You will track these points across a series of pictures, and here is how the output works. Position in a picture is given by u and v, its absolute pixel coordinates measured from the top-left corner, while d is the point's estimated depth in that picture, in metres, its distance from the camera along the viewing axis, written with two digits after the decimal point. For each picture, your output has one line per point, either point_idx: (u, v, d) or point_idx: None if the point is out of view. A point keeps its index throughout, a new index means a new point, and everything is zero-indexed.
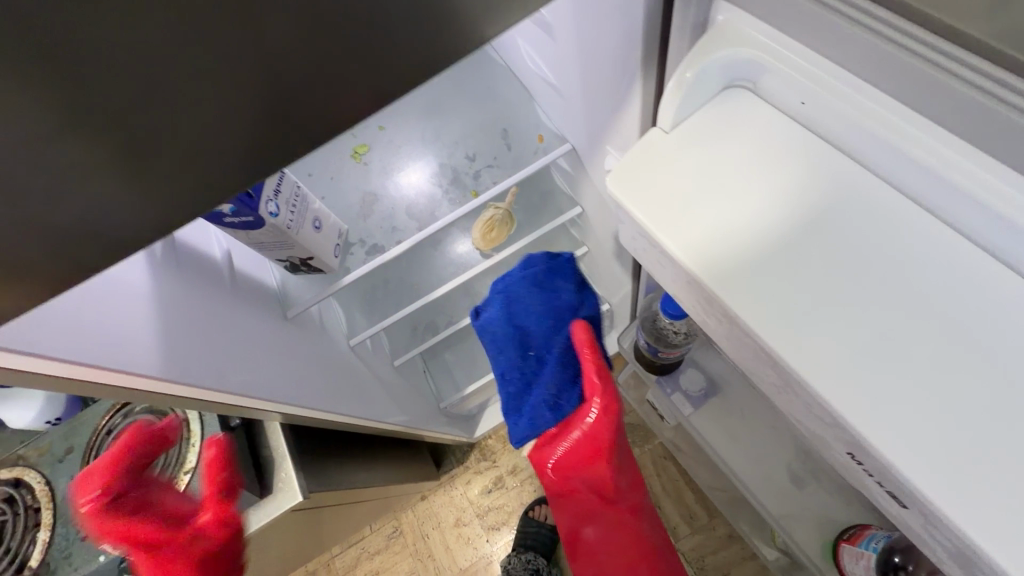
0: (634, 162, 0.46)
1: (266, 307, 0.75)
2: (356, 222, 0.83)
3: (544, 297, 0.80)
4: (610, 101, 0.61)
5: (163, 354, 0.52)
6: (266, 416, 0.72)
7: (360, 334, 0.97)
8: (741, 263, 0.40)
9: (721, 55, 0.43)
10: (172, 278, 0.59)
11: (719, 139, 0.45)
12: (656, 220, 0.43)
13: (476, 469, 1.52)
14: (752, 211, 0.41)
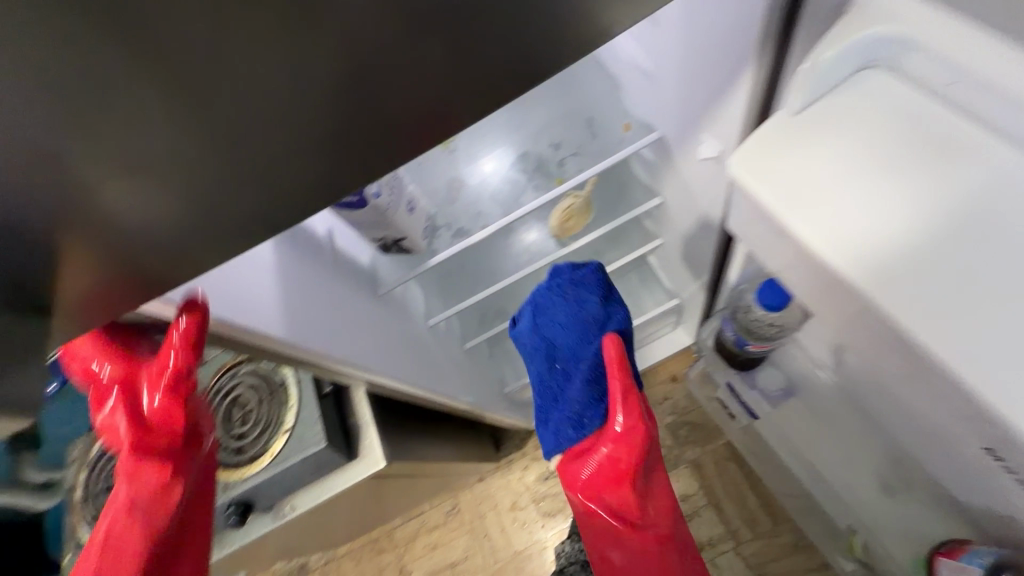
0: (765, 144, 0.48)
1: (360, 283, 0.80)
2: (443, 206, 0.87)
3: (571, 309, 0.79)
4: (712, 88, 0.60)
5: (293, 318, 0.59)
6: (355, 382, 0.78)
7: (437, 315, 1.02)
8: (852, 250, 0.43)
9: (865, 34, 0.45)
10: (294, 250, 0.65)
11: (851, 124, 0.46)
12: (787, 200, 0.45)
13: (534, 455, 1.54)
14: (868, 201, 0.44)
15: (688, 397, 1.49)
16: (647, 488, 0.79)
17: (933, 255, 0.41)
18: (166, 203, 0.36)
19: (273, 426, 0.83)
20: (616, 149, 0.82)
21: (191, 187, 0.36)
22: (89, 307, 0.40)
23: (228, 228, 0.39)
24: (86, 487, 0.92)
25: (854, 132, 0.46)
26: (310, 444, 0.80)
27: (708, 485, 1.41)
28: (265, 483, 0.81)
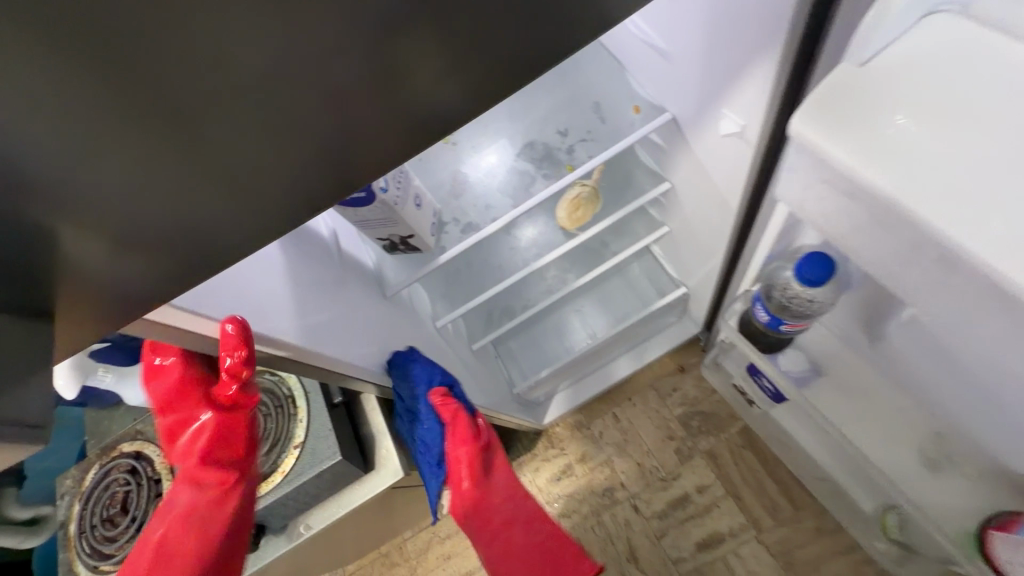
0: (836, 96, 0.33)
1: (367, 286, 0.77)
2: (448, 202, 0.83)
3: (429, 432, 0.80)
4: (740, 59, 0.57)
5: (303, 326, 0.59)
6: (363, 388, 0.75)
7: (444, 317, 0.99)
8: (977, 220, 0.30)
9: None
10: (303, 271, 0.62)
11: (930, 66, 0.34)
12: (874, 163, 0.32)
13: (545, 457, 1.51)
14: (955, 145, 0.31)
15: (697, 387, 1.47)
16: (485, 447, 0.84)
17: None
18: (135, 187, 0.32)
19: (283, 441, 0.79)
20: (627, 133, 0.79)
21: (162, 164, 0.31)
22: (74, 299, 0.35)
23: (182, 197, 0.33)
24: (80, 522, 0.85)
25: (935, 71, 0.33)
26: (324, 459, 0.75)
27: (723, 474, 1.38)
28: (277, 504, 0.76)
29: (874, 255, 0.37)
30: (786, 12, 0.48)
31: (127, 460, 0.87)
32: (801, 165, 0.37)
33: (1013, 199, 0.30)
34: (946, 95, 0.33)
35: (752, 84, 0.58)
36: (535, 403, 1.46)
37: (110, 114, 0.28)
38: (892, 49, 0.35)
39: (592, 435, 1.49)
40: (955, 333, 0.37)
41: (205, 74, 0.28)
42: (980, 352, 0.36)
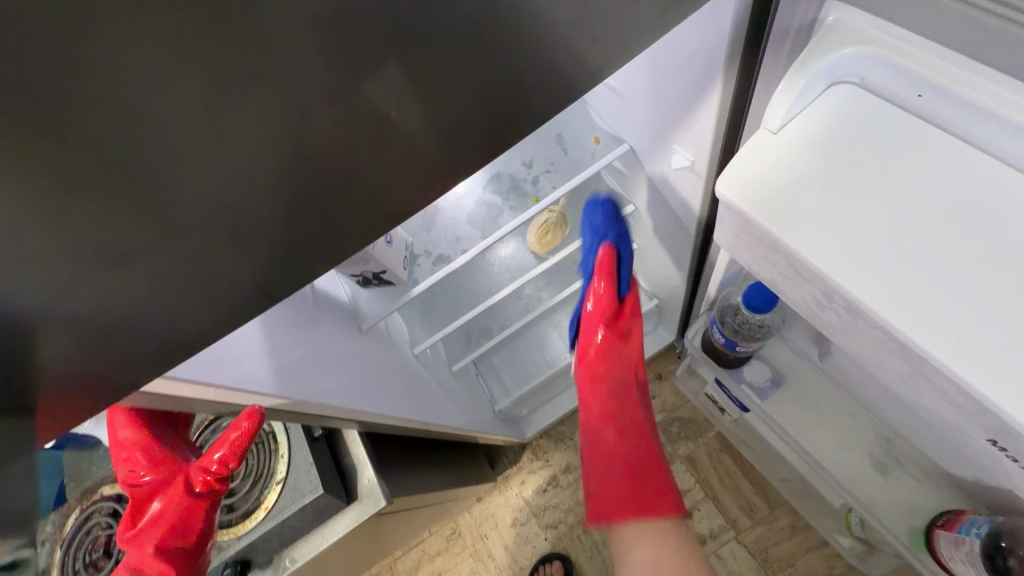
0: (746, 169, 0.43)
1: (344, 322, 0.79)
2: (420, 234, 0.86)
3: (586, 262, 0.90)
4: (682, 104, 0.61)
5: (280, 372, 0.61)
6: (345, 424, 0.77)
7: (422, 343, 1.03)
8: (863, 268, 0.37)
9: (830, 56, 0.43)
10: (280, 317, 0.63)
11: (827, 134, 0.43)
12: (779, 222, 0.40)
13: (531, 469, 1.55)
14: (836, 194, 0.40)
15: (675, 393, 1.51)
16: (627, 334, 0.91)
17: (935, 254, 0.37)
18: (132, 283, 0.36)
19: (267, 476, 0.81)
20: (588, 164, 0.83)
21: (158, 262, 0.36)
22: (63, 383, 0.38)
23: (174, 284, 0.38)
24: (63, 568, 0.85)
25: (832, 134, 0.43)
26: (306, 493, 0.77)
27: (702, 478, 1.42)
28: (262, 540, 0.77)
29: (798, 297, 0.43)
30: (718, 65, 0.52)
31: (108, 503, 0.87)
32: (727, 217, 0.45)
33: (874, 242, 0.38)
34: (834, 154, 0.42)
35: (696, 125, 0.61)
36: (518, 418, 1.49)
37: (113, 223, 0.32)
38: (796, 120, 0.44)
39: (575, 446, 1.53)
40: (865, 359, 0.42)
41: (191, 170, 0.33)
42: (886, 376, 0.41)
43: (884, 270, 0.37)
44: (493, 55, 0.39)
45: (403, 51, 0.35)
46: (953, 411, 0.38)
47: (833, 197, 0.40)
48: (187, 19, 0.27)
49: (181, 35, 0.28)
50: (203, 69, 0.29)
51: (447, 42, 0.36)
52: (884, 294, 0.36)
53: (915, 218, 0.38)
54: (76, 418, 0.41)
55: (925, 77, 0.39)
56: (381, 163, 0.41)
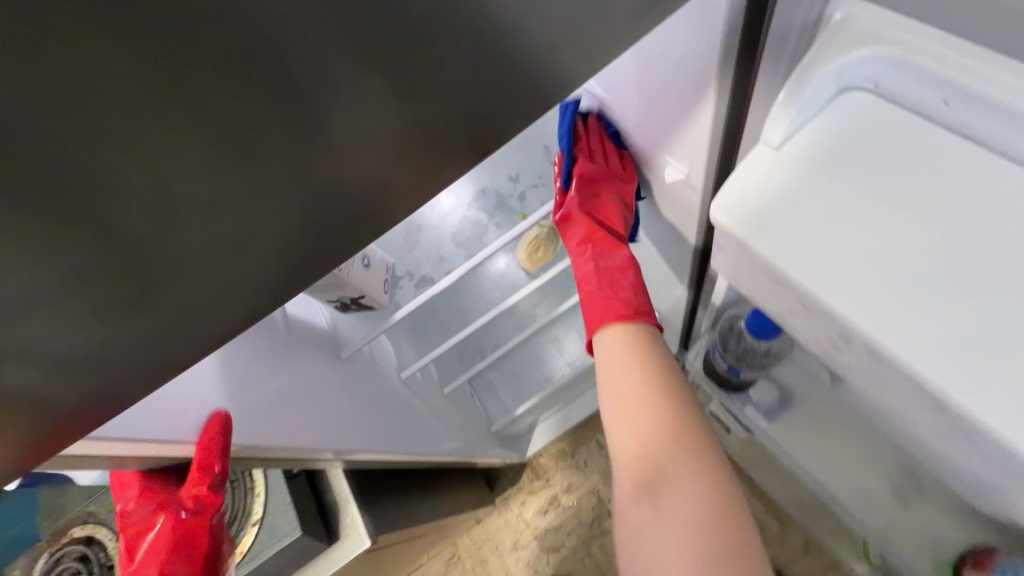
0: (746, 193, 0.39)
1: (322, 350, 0.75)
2: (402, 254, 0.81)
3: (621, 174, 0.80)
4: (673, 114, 0.55)
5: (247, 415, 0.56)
6: (326, 461, 0.72)
7: (410, 367, 0.98)
8: (884, 308, 0.33)
9: (844, 57, 0.38)
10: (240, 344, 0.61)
11: (838, 150, 0.38)
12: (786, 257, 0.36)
13: (531, 489, 1.49)
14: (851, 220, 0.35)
15: None
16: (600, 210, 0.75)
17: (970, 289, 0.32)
18: (91, 310, 0.36)
19: (242, 517, 0.75)
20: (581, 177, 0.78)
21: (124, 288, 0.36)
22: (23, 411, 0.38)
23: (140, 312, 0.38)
24: None
25: (844, 148, 0.38)
26: (284, 536, 0.71)
27: None
28: None
29: (809, 336, 0.39)
30: (711, 72, 0.47)
31: (77, 546, 0.83)
32: (725, 246, 0.40)
33: (896, 273, 0.34)
34: (848, 170, 0.37)
35: (689, 136, 0.56)
36: (516, 436, 1.44)
37: (69, 250, 0.32)
38: (802, 133, 0.40)
39: (577, 464, 1.48)
40: (890, 403, 0.37)
41: (154, 199, 0.32)
42: (911, 422, 0.37)
43: (910, 306, 0.33)
44: (469, 72, 0.36)
45: (372, 70, 0.33)
46: (999, 470, 0.33)
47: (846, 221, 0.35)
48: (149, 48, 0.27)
49: (139, 65, 0.27)
50: (156, 94, 0.28)
51: (413, 54, 0.33)
52: (910, 335, 0.32)
53: (944, 249, 0.34)
54: (66, 443, 0.42)
55: (954, 77, 0.34)
56: (357, 184, 0.39)
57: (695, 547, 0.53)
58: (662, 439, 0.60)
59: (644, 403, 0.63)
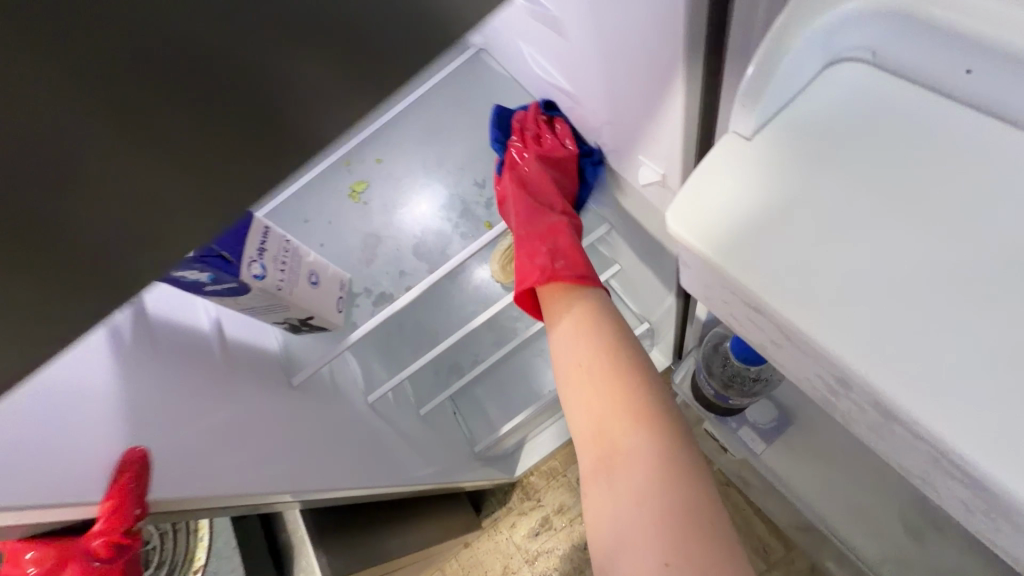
0: (709, 198, 0.34)
1: (269, 376, 0.68)
2: (359, 269, 0.75)
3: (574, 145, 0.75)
4: (640, 107, 0.49)
5: (176, 461, 0.48)
6: (284, 505, 0.65)
7: (378, 389, 0.91)
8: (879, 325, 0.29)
9: (825, 19, 0.32)
10: (127, 347, 0.49)
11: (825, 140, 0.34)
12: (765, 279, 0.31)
13: (521, 510, 1.41)
14: (831, 236, 0.31)
15: None
16: (539, 189, 0.72)
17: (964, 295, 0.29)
18: None
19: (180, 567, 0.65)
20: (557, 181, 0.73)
21: None
22: None
23: None
24: None
25: (824, 149, 0.33)
26: None
27: None
28: None
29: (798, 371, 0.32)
30: (674, 58, 0.40)
31: None
32: (690, 263, 0.35)
33: (876, 296, 0.29)
34: (830, 178, 0.32)
35: (659, 134, 0.49)
36: (503, 455, 1.36)
37: None
38: (783, 117, 0.35)
39: (569, 483, 1.40)
40: (897, 450, 0.30)
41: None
42: (918, 479, 0.31)
43: (896, 336, 0.28)
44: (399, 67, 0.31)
45: (349, 73, 0.28)
46: None
47: (822, 237, 0.31)
48: (105, 79, 0.23)
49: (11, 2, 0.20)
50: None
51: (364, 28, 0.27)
52: (900, 373, 0.28)
53: None
54: None
55: (980, 42, 0.29)
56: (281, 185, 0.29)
57: (655, 526, 0.47)
58: (610, 403, 0.56)
59: (593, 365, 0.58)
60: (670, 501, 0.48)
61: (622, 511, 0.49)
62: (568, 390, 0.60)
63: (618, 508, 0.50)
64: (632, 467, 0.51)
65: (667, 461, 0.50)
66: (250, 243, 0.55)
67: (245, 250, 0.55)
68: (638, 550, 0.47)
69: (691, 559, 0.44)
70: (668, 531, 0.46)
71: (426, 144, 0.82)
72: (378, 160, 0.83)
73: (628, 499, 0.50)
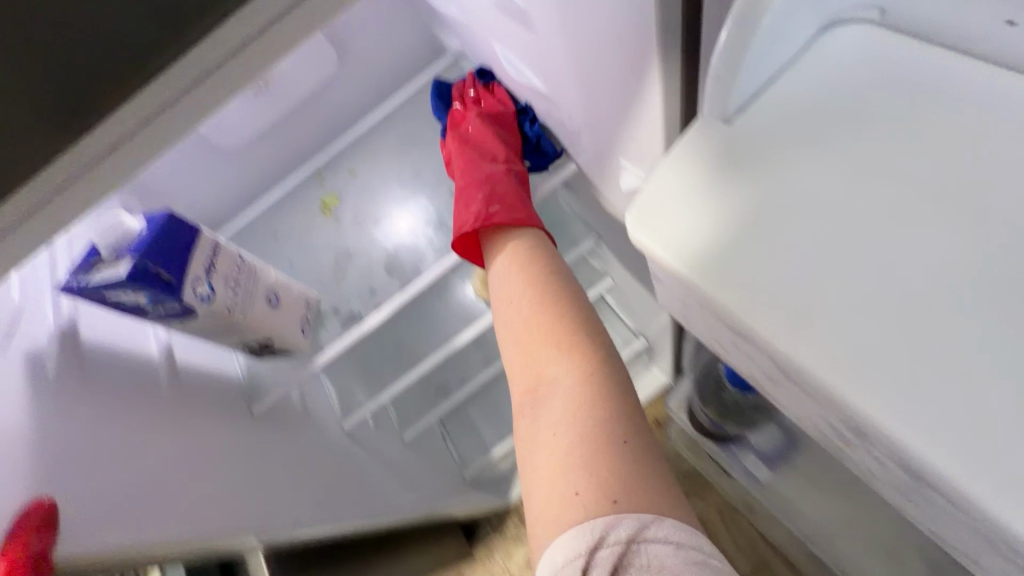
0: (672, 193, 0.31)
1: (226, 406, 0.63)
2: (328, 287, 0.71)
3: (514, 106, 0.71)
4: (613, 107, 0.44)
5: (101, 509, 0.42)
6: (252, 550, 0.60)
7: (356, 413, 0.85)
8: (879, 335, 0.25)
9: None
10: (48, 378, 0.45)
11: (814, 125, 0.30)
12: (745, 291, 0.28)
13: (517, 538, 1.33)
14: (815, 246, 0.27)
15: None
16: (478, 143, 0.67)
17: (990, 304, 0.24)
18: None
19: None
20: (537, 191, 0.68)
21: None
22: None
23: None
24: None
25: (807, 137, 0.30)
26: None
27: None
28: None
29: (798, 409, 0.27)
30: (644, 50, 0.36)
31: None
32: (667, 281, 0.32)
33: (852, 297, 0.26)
34: (810, 180, 0.29)
35: (636, 136, 0.45)
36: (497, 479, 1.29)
37: None
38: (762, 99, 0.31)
39: None
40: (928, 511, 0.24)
41: None
42: (947, 535, 0.26)
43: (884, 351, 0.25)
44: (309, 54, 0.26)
45: None
46: None
47: (790, 234, 0.28)
48: None
49: None
50: None
51: None
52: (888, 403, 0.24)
53: None
54: None
55: None
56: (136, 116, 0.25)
57: (574, 464, 0.43)
58: (539, 335, 0.52)
59: (523, 300, 0.55)
60: (592, 441, 0.44)
61: (544, 445, 0.46)
62: (501, 321, 0.56)
63: (540, 443, 0.47)
64: (559, 404, 0.47)
65: (592, 400, 0.46)
66: (198, 262, 0.50)
67: (190, 269, 0.49)
68: (553, 487, 0.43)
69: (607, 502, 0.40)
70: (586, 470, 0.42)
71: (401, 155, 0.78)
72: (352, 172, 0.78)
73: (550, 435, 0.46)
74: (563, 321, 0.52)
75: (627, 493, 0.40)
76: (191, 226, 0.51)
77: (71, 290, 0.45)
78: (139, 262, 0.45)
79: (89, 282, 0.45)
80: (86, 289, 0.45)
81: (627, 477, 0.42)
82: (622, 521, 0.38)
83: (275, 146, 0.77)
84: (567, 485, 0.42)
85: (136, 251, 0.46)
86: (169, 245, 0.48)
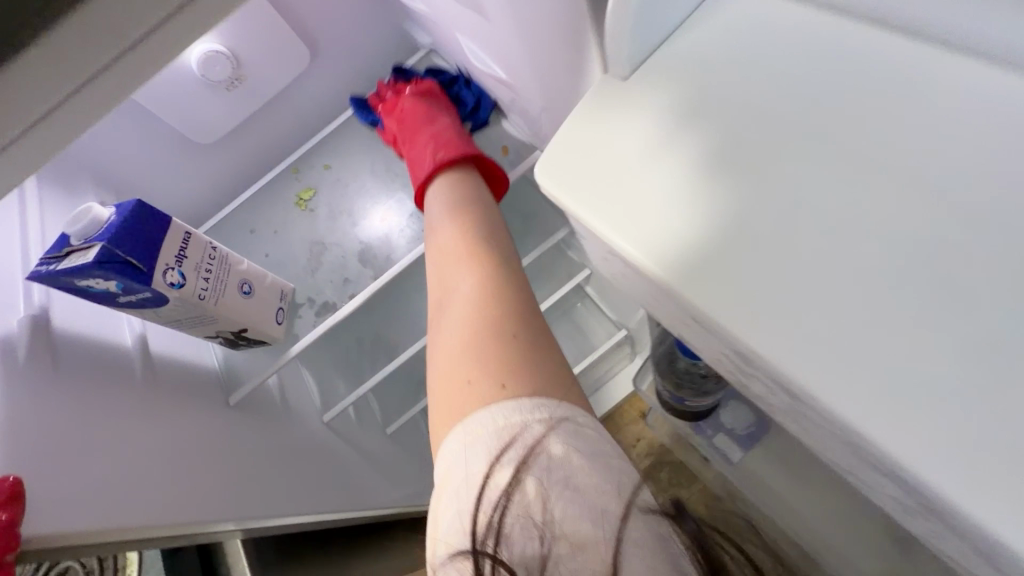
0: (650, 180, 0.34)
1: (201, 395, 0.64)
2: (303, 279, 0.72)
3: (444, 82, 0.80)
4: (564, 89, 0.46)
5: (71, 492, 0.43)
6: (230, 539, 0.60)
7: (336, 405, 0.87)
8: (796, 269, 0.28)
9: None
10: (19, 363, 0.45)
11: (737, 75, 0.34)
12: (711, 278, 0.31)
13: None
14: None
15: None
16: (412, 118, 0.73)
17: None
18: None
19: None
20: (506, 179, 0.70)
21: None
22: None
23: None
24: None
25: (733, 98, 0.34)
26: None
27: None
28: None
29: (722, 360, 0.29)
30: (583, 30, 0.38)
31: None
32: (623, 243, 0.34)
33: (682, 204, 0.33)
34: None
35: None
36: None
37: None
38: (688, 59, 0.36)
39: None
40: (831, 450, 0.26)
41: None
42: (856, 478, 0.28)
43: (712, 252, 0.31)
44: None
45: None
46: None
47: (685, 178, 0.33)
48: None
49: None
50: None
51: None
52: None
53: None
54: None
55: None
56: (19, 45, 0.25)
57: (470, 353, 0.44)
58: (457, 253, 0.54)
59: (444, 224, 0.58)
60: (492, 335, 0.45)
61: (446, 341, 0.47)
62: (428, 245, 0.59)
63: (443, 341, 0.48)
64: (465, 307, 0.48)
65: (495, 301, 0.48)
66: (169, 250, 0.52)
67: (161, 258, 0.51)
68: (453, 376, 0.44)
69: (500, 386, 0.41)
70: (483, 357, 0.43)
71: (374, 149, 0.80)
72: (326, 167, 0.80)
73: (453, 331, 0.47)
74: (479, 246, 0.54)
75: (520, 385, 0.41)
76: (161, 215, 0.52)
77: (40, 277, 0.46)
78: (106, 248, 0.46)
79: (57, 269, 0.46)
80: (55, 276, 0.46)
81: (520, 370, 0.42)
82: (503, 408, 0.39)
83: (250, 143, 0.78)
84: (460, 374, 0.43)
85: (104, 238, 0.47)
86: (139, 233, 0.49)
